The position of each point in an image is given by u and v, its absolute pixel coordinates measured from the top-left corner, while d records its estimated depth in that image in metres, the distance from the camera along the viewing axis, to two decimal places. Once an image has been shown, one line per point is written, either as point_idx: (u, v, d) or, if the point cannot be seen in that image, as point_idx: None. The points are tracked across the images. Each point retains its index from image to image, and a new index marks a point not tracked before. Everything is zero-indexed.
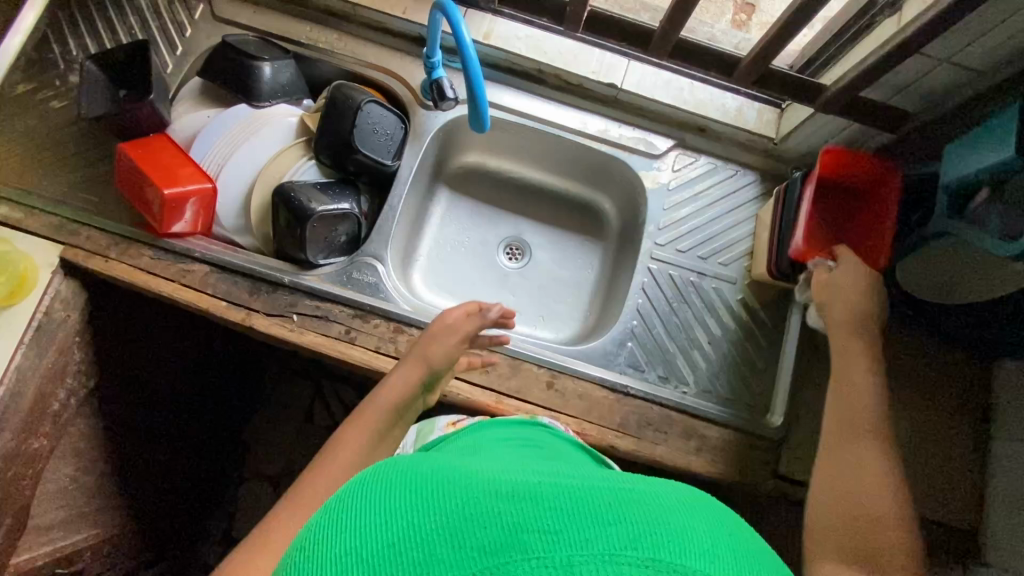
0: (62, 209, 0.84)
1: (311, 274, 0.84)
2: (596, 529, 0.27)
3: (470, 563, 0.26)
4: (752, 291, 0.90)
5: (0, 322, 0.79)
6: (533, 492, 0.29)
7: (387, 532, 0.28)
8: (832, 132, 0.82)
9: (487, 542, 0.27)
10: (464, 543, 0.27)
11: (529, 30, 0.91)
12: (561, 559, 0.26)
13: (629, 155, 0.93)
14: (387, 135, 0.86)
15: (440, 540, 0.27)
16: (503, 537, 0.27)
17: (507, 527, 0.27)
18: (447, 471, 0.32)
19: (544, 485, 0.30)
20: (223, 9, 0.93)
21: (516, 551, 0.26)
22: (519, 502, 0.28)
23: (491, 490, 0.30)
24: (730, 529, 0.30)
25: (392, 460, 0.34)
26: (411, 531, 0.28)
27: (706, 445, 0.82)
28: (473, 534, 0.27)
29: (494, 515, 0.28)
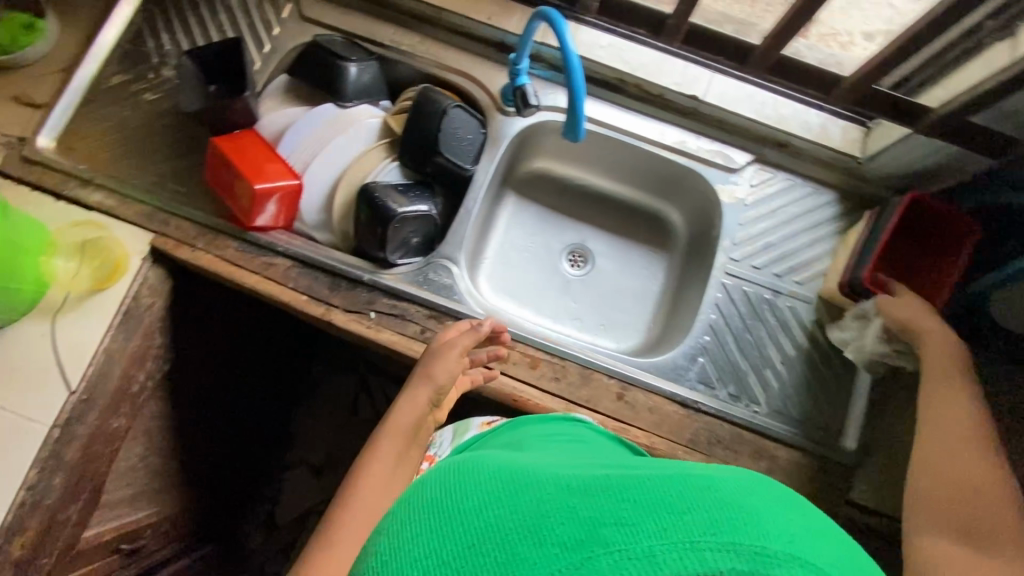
0: (152, 198, 0.86)
1: (389, 273, 0.85)
2: (668, 519, 0.30)
3: (559, 558, 0.30)
4: (828, 312, 0.88)
5: (94, 305, 0.82)
6: (604, 493, 0.33)
7: (475, 540, 0.33)
8: (926, 155, 0.80)
9: (567, 538, 0.31)
10: (550, 542, 0.31)
11: (611, 39, 0.92)
12: (642, 549, 0.29)
13: (707, 168, 0.92)
14: (469, 140, 0.87)
15: (528, 541, 0.32)
16: (584, 533, 0.31)
17: (587, 523, 0.31)
18: (520, 483, 0.37)
19: (614, 485, 0.34)
20: (310, 8, 0.94)
21: (598, 546, 0.30)
22: (593, 502, 0.33)
23: (564, 495, 0.34)
24: (798, 513, 0.33)
25: (473, 479, 0.39)
26: (496, 536, 0.33)
27: (776, 466, 0.81)
28: (554, 533, 0.31)
29: (571, 515, 0.32)
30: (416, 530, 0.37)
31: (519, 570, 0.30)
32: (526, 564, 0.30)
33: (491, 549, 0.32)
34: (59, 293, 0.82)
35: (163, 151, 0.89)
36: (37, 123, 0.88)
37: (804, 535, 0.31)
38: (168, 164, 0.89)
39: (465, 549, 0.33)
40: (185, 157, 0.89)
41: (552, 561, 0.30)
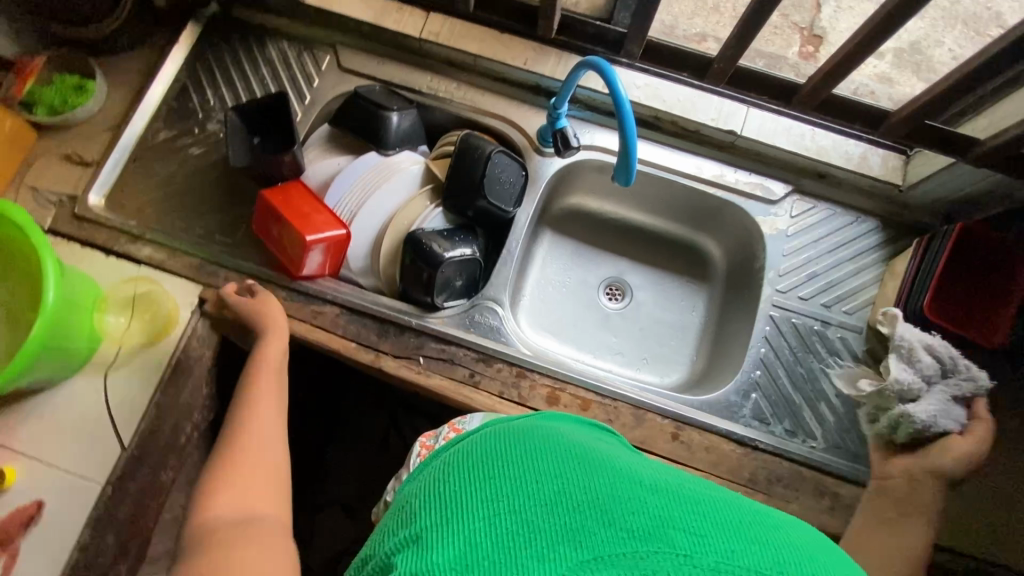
0: (200, 250, 0.87)
1: (435, 318, 0.85)
2: (738, 544, 0.31)
3: (622, 543, 0.31)
4: (879, 341, 0.87)
5: (144, 359, 0.82)
6: (676, 500, 0.34)
7: (538, 495, 0.34)
8: (971, 183, 0.80)
9: (635, 528, 0.31)
10: (615, 525, 0.32)
11: (646, 78, 0.92)
12: (708, 564, 0.30)
13: (747, 200, 0.92)
14: (511, 183, 0.87)
15: (592, 518, 0.32)
16: (652, 527, 0.32)
17: (657, 520, 0.32)
18: (589, 462, 0.37)
19: (685, 495, 0.35)
20: (348, 59, 0.97)
21: (664, 543, 0.31)
22: (665, 504, 0.33)
23: (635, 487, 0.35)
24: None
25: (532, 447, 0.39)
26: (561, 500, 0.33)
27: (840, 504, 0.79)
28: (623, 518, 0.32)
29: (642, 509, 0.33)
30: (474, 469, 0.38)
31: (581, 538, 0.31)
32: (590, 537, 0.31)
33: (554, 510, 0.33)
34: (110, 349, 0.82)
35: (210, 203, 0.91)
36: (88, 181, 0.90)
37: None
38: (215, 215, 0.90)
39: (525, 500, 0.34)
40: (231, 208, 0.91)
41: (616, 543, 0.31)
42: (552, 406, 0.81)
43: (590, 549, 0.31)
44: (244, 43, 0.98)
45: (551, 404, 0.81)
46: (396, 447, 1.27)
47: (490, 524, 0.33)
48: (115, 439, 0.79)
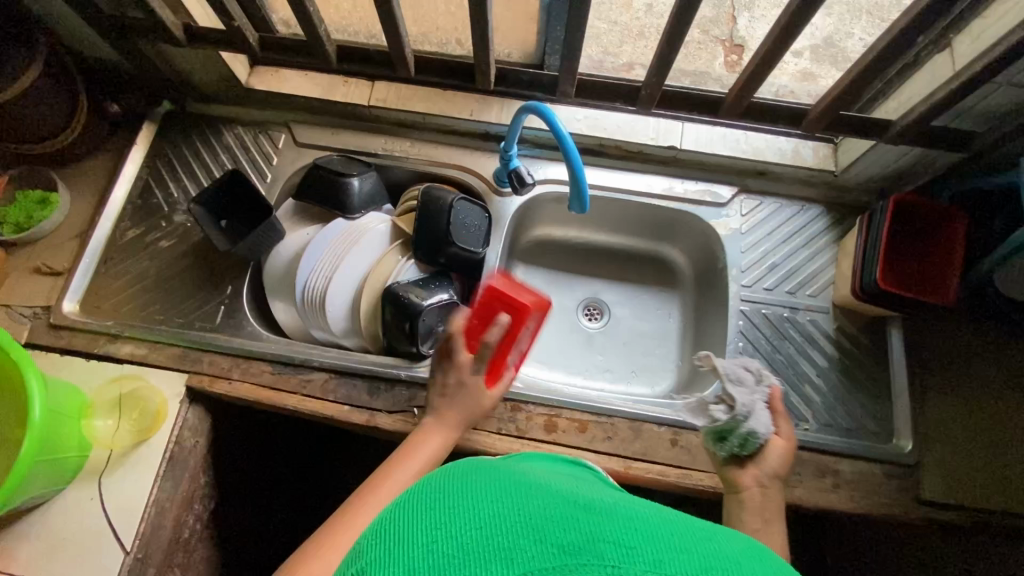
0: (182, 340, 0.88)
1: (424, 366, 0.87)
2: (673, 554, 0.31)
3: (553, 557, 0.30)
4: (846, 317, 0.92)
5: (138, 458, 0.81)
6: (608, 514, 0.34)
7: (470, 517, 0.33)
8: (895, 159, 0.87)
9: (567, 542, 0.31)
10: (546, 538, 0.31)
11: (585, 111, 0.99)
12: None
13: (698, 207, 0.98)
14: (477, 226, 0.90)
15: (523, 532, 0.32)
16: (584, 541, 0.31)
17: (589, 534, 0.32)
18: (520, 483, 0.37)
19: (618, 511, 0.35)
20: (303, 134, 1.01)
21: (596, 556, 0.31)
22: (598, 518, 0.33)
23: (565, 504, 0.34)
24: None
25: (475, 468, 0.39)
26: (489, 521, 0.32)
27: (842, 480, 0.82)
28: (556, 533, 0.31)
29: (575, 525, 0.32)
30: (404, 501, 0.37)
31: (514, 557, 0.30)
32: (521, 554, 0.30)
33: (485, 532, 0.32)
34: (101, 454, 0.81)
35: (186, 292, 0.92)
36: (61, 290, 0.91)
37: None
38: (193, 302, 0.92)
39: (457, 526, 0.33)
40: (207, 293, 0.92)
41: (547, 558, 0.30)
42: (551, 434, 0.83)
43: (523, 567, 0.30)
44: (200, 135, 1.02)
45: (550, 432, 0.83)
46: None
47: (421, 555, 0.31)
48: (117, 546, 0.77)
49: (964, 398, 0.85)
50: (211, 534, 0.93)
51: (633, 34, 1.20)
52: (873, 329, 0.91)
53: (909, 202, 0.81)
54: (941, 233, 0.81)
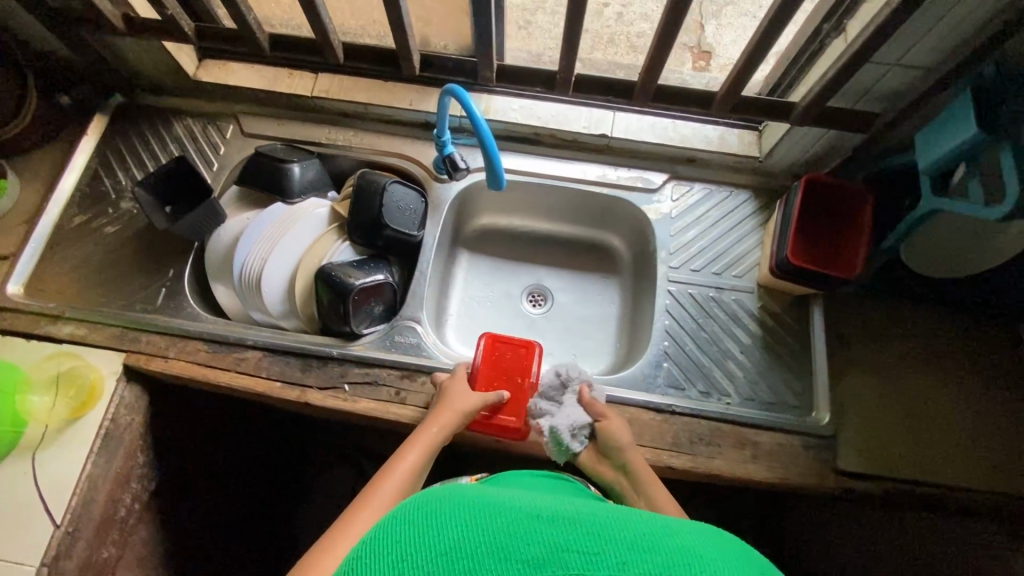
0: (122, 320, 0.90)
1: (357, 345, 0.89)
2: (629, 556, 0.35)
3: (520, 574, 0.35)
4: (769, 296, 0.95)
5: (71, 434, 0.82)
6: (571, 522, 0.38)
7: (442, 543, 0.38)
8: (811, 142, 0.90)
9: (532, 556, 0.36)
10: (512, 557, 0.36)
11: (521, 102, 1.02)
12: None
13: (630, 193, 1.02)
14: (412, 210, 0.94)
15: (492, 556, 0.36)
16: (547, 554, 0.36)
17: (552, 546, 0.36)
18: (492, 504, 0.41)
19: (582, 520, 0.39)
20: (250, 125, 1.05)
21: (559, 567, 0.35)
22: (563, 529, 0.38)
23: (533, 520, 0.39)
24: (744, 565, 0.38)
25: (454, 493, 0.43)
26: (460, 548, 0.37)
27: (761, 451, 0.84)
28: (522, 549, 0.36)
29: (539, 538, 0.37)
30: (383, 526, 0.41)
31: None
32: (489, 572, 0.35)
33: (457, 555, 0.37)
34: (36, 429, 0.82)
35: (129, 275, 0.95)
36: (5, 273, 0.93)
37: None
38: (135, 285, 0.94)
39: (430, 551, 0.37)
40: (149, 276, 0.95)
41: (514, 573, 0.35)
42: None
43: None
44: (150, 125, 1.05)
45: None
46: None
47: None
48: (47, 519, 0.79)
49: (880, 372, 0.88)
50: (150, 514, 0.94)
51: (604, 41, 1.25)
52: (797, 307, 0.94)
53: (825, 183, 0.85)
54: (851, 214, 0.85)
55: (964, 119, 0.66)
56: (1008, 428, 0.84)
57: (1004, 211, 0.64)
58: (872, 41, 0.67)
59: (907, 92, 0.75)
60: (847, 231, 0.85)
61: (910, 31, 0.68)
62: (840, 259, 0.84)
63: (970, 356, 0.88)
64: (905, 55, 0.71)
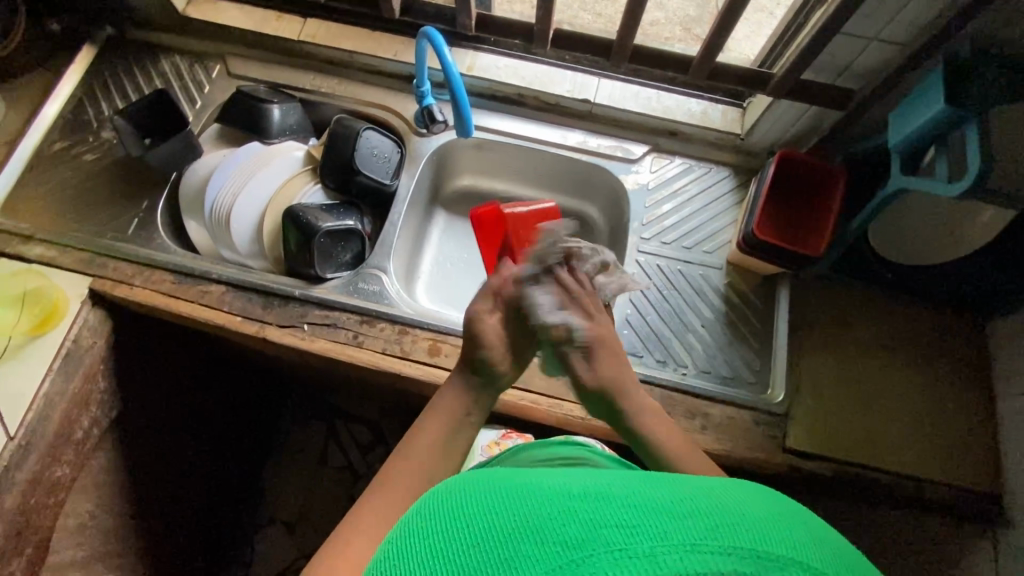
0: (91, 246, 0.91)
1: (320, 287, 0.89)
2: (670, 523, 0.32)
3: (557, 555, 0.31)
4: (737, 274, 0.94)
5: (31, 350, 0.84)
6: (605, 500, 0.35)
7: (476, 539, 0.35)
8: (792, 120, 0.89)
9: (570, 538, 0.32)
10: (548, 540, 0.32)
11: (507, 61, 1.02)
12: (643, 550, 0.31)
13: (609, 161, 1.01)
14: (386, 158, 0.95)
15: (526, 541, 0.33)
16: (585, 532, 0.32)
17: (590, 524, 0.33)
18: (523, 493, 0.38)
19: (617, 495, 0.35)
20: (236, 66, 1.05)
21: (599, 545, 0.31)
22: (597, 506, 0.34)
23: (567, 502, 0.35)
24: (798, 526, 0.34)
25: (478, 489, 0.40)
26: (496, 538, 0.34)
27: (711, 423, 0.84)
28: (559, 531, 0.33)
29: (575, 518, 0.33)
30: (420, 532, 0.39)
31: (520, 564, 0.32)
32: (527, 561, 0.31)
33: (493, 548, 0.33)
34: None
35: (103, 203, 0.95)
36: None
37: (802, 545, 0.33)
38: (109, 213, 0.95)
39: (467, 549, 0.34)
40: (123, 206, 0.95)
41: (554, 557, 0.31)
42: (433, 357, 0.85)
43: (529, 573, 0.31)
44: (138, 59, 1.05)
45: (432, 355, 0.85)
46: (334, 457, 1.35)
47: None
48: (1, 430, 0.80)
49: (842, 356, 0.88)
50: (109, 440, 0.96)
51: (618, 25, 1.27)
52: (764, 286, 0.93)
53: (795, 160, 0.84)
54: (820, 191, 0.84)
55: (933, 97, 0.66)
56: (963, 421, 0.83)
57: (960, 188, 0.64)
58: (847, 8, 0.66)
59: (884, 68, 0.74)
60: (817, 208, 0.84)
61: (886, 4, 0.67)
62: (806, 237, 0.84)
63: (932, 347, 0.87)
64: (884, 28, 0.70)
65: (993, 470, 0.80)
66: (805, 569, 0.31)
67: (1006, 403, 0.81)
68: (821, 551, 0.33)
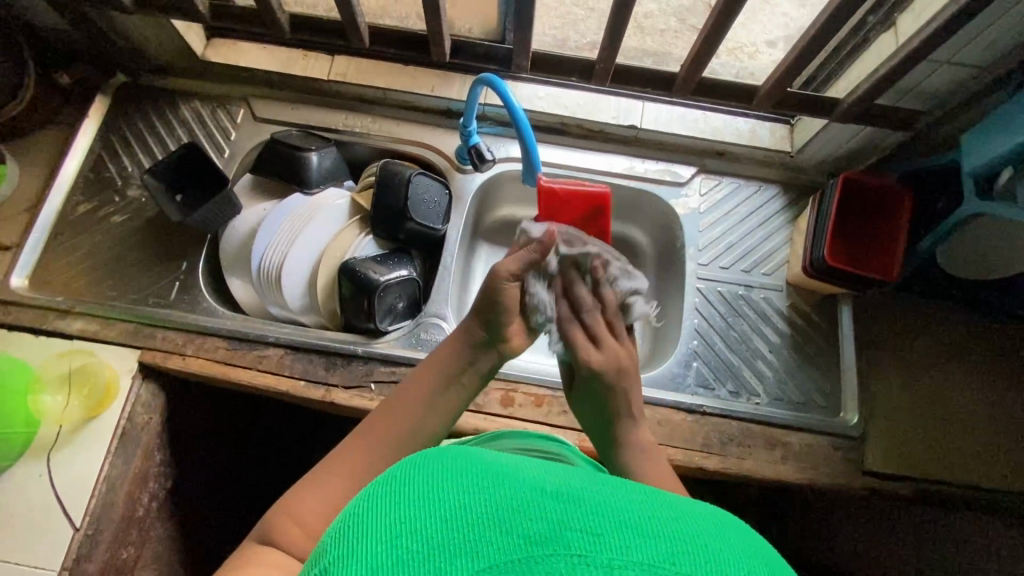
0: (135, 315, 0.87)
1: (381, 342, 0.87)
2: (632, 539, 0.32)
3: (517, 549, 0.31)
4: (799, 296, 0.93)
5: (87, 434, 0.80)
6: (576, 501, 0.34)
7: (440, 510, 0.33)
8: (847, 139, 0.89)
9: (533, 533, 0.32)
10: (513, 530, 0.32)
11: (546, 89, 0.99)
12: (601, 561, 0.31)
13: (658, 186, 0.99)
14: (436, 202, 0.92)
15: (489, 525, 0.32)
16: (549, 531, 0.32)
17: (554, 524, 0.32)
18: (492, 472, 0.36)
19: (590, 497, 0.34)
20: (262, 109, 1.00)
21: (560, 546, 0.31)
22: (564, 504, 0.33)
23: (535, 492, 0.34)
24: (757, 556, 0.34)
25: (455, 456, 0.38)
26: (461, 516, 0.32)
27: (790, 452, 0.84)
28: (522, 524, 0.32)
29: (543, 514, 0.32)
30: (381, 491, 0.36)
31: (480, 550, 0.31)
32: (488, 548, 0.31)
33: (455, 527, 0.32)
34: (50, 429, 0.79)
35: (139, 267, 0.91)
36: (8, 265, 0.88)
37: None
38: (148, 278, 0.90)
39: (429, 518, 0.32)
40: (161, 269, 0.91)
41: (511, 550, 0.31)
42: (507, 408, 0.84)
43: (487, 559, 0.31)
44: (156, 108, 1.00)
45: (506, 407, 0.84)
46: None
47: (392, 549, 0.31)
48: (66, 522, 0.76)
49: (910, 374, 0.88)
50: (168, 513, 0.92)
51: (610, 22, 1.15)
52: (826, 305, 0.93)
53: (860, 184, 0.84)
54: (888, 214, 0.84)
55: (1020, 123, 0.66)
56: None
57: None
58: (929, 41, 0.66)
59: (954, 92, 0.74)
60: (886, 231, 0.84)
61: (969, 31, 0.65)
62: (877, 259, 0.84)
63: (997, 358, 0.87)
64: (957, 53, 0.69)
65: None
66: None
67: None
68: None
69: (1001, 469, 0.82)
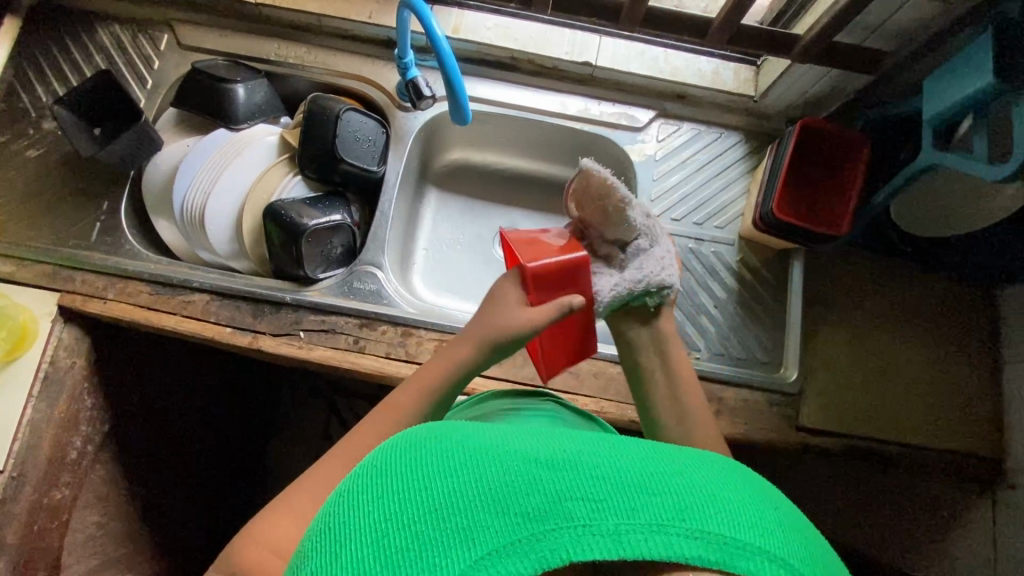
0: (53, 257, 0.83)
1: (311, 290, 0.83)
2: (641, 499, 0.29)
3: (517, 530, 0.28)
4: (750, 250, 0.90)
5: (7, 377, 0.78)
6: (572, 463, 0.30)
7: (424, 499, 0.30)
8: (811, 83, 0.83)
9: (531, 508, 0.28)
10: (508, 509, 0.28)
11: (496, 19, 0.92)
12: (607, 528, 0.28)
13: (613, 130, 0.93)
14: (370, 141, 0.86)
15: (482, 507, 0.29)
16: (547, 504, 0.28)
17: (554, 495, 0.29)
18: (482, 445, 0.32)
19: (585, 457, 0.31)
20: (187, 35, 0.92)
21: (562, 519, 0.28)
22: (556, 470, 0.30)
23: (525, 463, 0.30)
24: (775, 501, 0.32)
25: (440, 434, 0.34)
26: (450, 498, 0.29)
27: (726, 407, 0.82)
28: (516, 501, 0.29)
29: (537, 485, 0.29)
30: (358, 487, 0.33)
31: (475, 536, 0.28)
32: (485, 532, 0.28)
33: (443, 516, 0.29)
34: None
35: (58, 206, 0.86)
36: None
37: (776, 527, 0.30)
38: (67, 217, 0.85)
39: (414, 509, 0.29)
40: (81, 209, 0.86)
41: (512, 531, 0.28)
42: None
43: (485, 544, 0.27)
44: (71, 31, 0.92)
45: None
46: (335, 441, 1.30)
47: (378, 551, 0.29)
48: None
49: (857, 332, 0.85)
50: (107, 457, 0.91)
51: None
52: (777, 261, 0.89)
53: (819, 132, 0.79)
54: (844, 163, 0.79)
55: (978, 68, 0.61)
56: (976, 388, 0.82)
57: (1018, 164, 0.58)
58: None
59: (920, 31, 0.68)
60: (840, 182, 0.80)
61: None
62: (827, 214, 0.80)
63: (945, 314, 0.85)
64: None
65: (998, 437, 0.80)
66: (779, 563, 0.28)
67: (1011, 368, 0.81)
68: (797, 538, 0.30)
69: (938, 429, 0.81)
